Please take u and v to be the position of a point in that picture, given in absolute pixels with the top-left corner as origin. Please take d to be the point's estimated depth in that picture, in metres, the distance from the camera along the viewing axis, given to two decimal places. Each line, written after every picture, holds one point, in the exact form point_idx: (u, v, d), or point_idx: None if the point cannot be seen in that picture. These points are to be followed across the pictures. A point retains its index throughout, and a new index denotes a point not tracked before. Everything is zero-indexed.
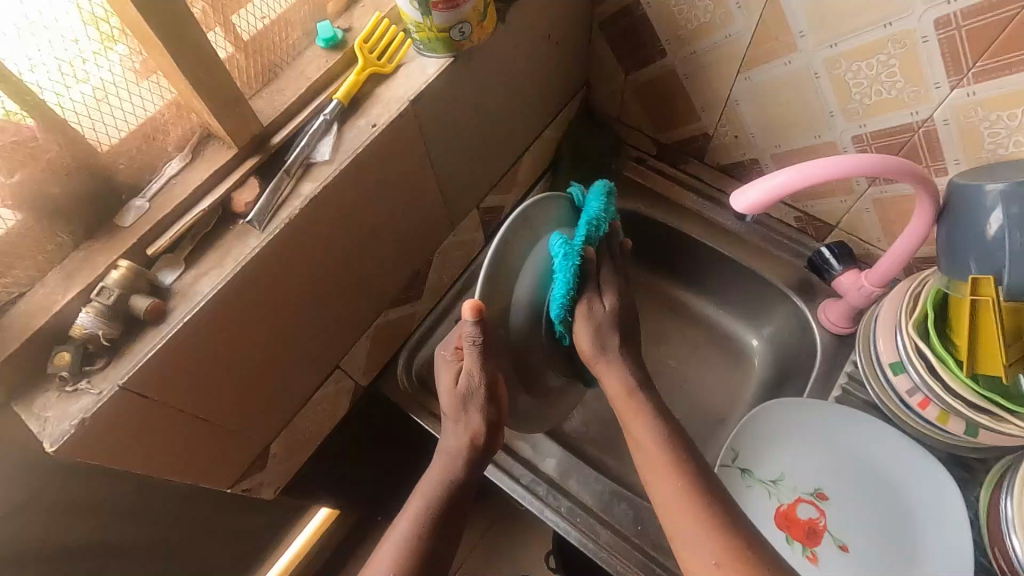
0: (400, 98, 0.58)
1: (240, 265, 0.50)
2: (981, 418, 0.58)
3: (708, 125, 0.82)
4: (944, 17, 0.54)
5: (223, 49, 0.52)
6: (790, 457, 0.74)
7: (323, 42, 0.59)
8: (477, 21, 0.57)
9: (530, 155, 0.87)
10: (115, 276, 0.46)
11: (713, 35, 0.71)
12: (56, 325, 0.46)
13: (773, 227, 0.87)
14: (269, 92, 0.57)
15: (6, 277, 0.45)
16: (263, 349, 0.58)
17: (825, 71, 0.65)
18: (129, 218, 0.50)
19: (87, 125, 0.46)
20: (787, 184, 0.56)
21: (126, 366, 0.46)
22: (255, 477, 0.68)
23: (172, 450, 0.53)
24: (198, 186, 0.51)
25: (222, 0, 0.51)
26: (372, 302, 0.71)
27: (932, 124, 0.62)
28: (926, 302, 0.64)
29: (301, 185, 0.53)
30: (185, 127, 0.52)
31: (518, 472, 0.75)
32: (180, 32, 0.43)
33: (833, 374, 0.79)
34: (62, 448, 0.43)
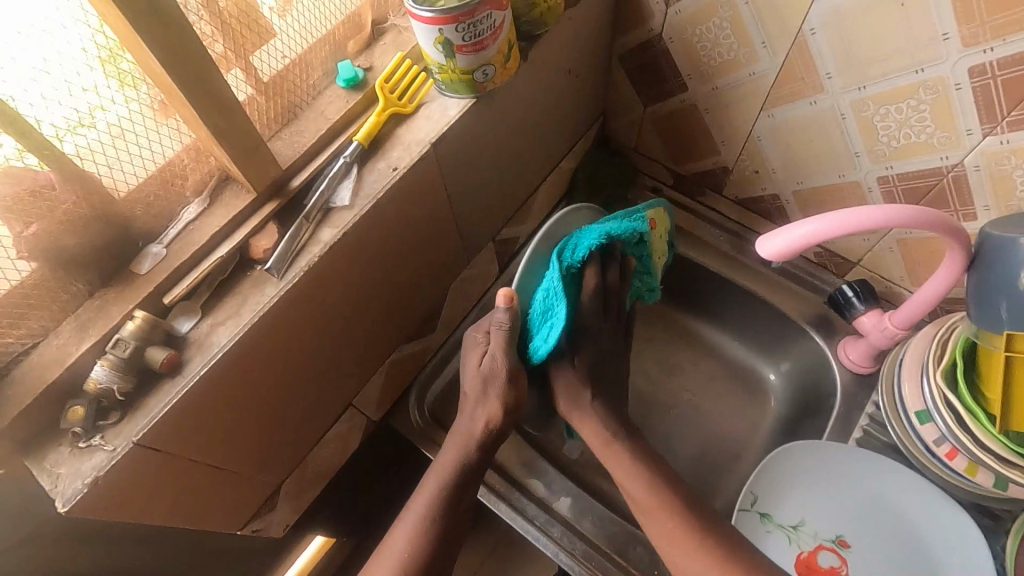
0: (420, 140, 0.57)
1: (257, 314, 0.49)
2: (1012, 473, 0.57)
3: (728, 159, 0.81)
4: (979, 66, 0.53)
5: (244, 92, 0.51)
6: (811, 502, 0.72)
7: (344, 83, 0.58)
8: (500, 63, 0.56)
9: (547, 186, 0.86)
10: (130, 328, 0.45)
11: (736, 72, 0.70)
12: (70, 378, 0.45)
13: (792, 261, 0.86)
14: (288, 133, 0.56)
15: (19, 328, 0.44)
16: (277, 393, 0.57)
17: (851, 113, 0.64)
18: (145, 265, 0.49)
19: (106, 173, 0.46)
20: (817, 232, 0.55)
21: (141, 421, 0.45)
22: (265, 517, 0.67)
23: (182, 499, 0.52)
24: (216, 232, 0.50)
25: (244, 44, 0.50)
26: (386, 338, 0.69)
27: (962, 170, 0.61)
28: (955, 350, 0.63)
29: (321, 231, 0.52)
30: (204, 171, 0.51)
31: (532, 513, 0.73)
32: (201, 83, 0.42)
33: (853, 415, 0.77)
34: (74, 508, 0.42)
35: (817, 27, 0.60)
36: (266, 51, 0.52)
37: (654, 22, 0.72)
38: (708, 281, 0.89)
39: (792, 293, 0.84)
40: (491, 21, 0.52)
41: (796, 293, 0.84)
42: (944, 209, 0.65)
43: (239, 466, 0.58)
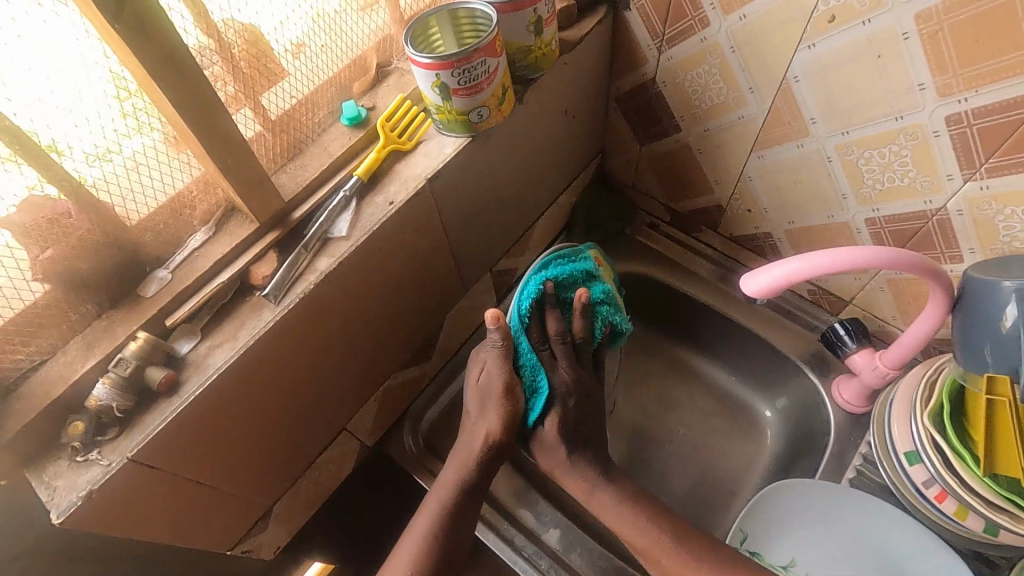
0: (417, 176, 0.60)
1: (252, 338, 0.51)
2: (1001, 518, 0.57)
3: (721, 198, 0.83)
4: (955, 115, 0.55)
5: (252, 129, 0.55)
6: (802, 544, 0.72)
7: (348, 121, 0.62)
8: (494, 105, 0.60)
9: (545, 219, 0.89)
10: (132, 348, 0.48)
11: (726, 115, 0.72)
12: (73, 394, 0.47)
13: (786, 298, 0.87)
14: (293, 167, 0.59)
15: (30, 346, 0.47)
16: (271, 415, 0.58)
17: (837, 157, 0.66)
18: (151, 288, 0.52)
19: (119, 203, 0.49)
20: (800, 272, 0.56)
21: (137, 438, 0.47)
22: (255, 538, 0.68)
23: (173, 516, 0.53)
24: (219, 259, 0.53)
25: (254, 85, 0.54)
26: (381, 364, 0.71)
27: (945, 214, 0.62)
28: (941, 392, 0.63)
29: (318, 260, 0.55)
30: (211, 202, 0.54)
31: (520, 543, 0.73)
32: (209, 122, 0.46)
33: (847, 455, 0.76)
34: (67, 520, 0.44)
35: (800, 75, 0.62)
36: (276, 91, 0.56)
37: (648, 67, 0.75)
38: (703, 316, 0.90)
39: (786, 330, 0.85)
40: (485, 67, 0.55)
41: (790, 330, 0.85)
42: (931, 252, 0.66)
43: (231, 486, 0.59)
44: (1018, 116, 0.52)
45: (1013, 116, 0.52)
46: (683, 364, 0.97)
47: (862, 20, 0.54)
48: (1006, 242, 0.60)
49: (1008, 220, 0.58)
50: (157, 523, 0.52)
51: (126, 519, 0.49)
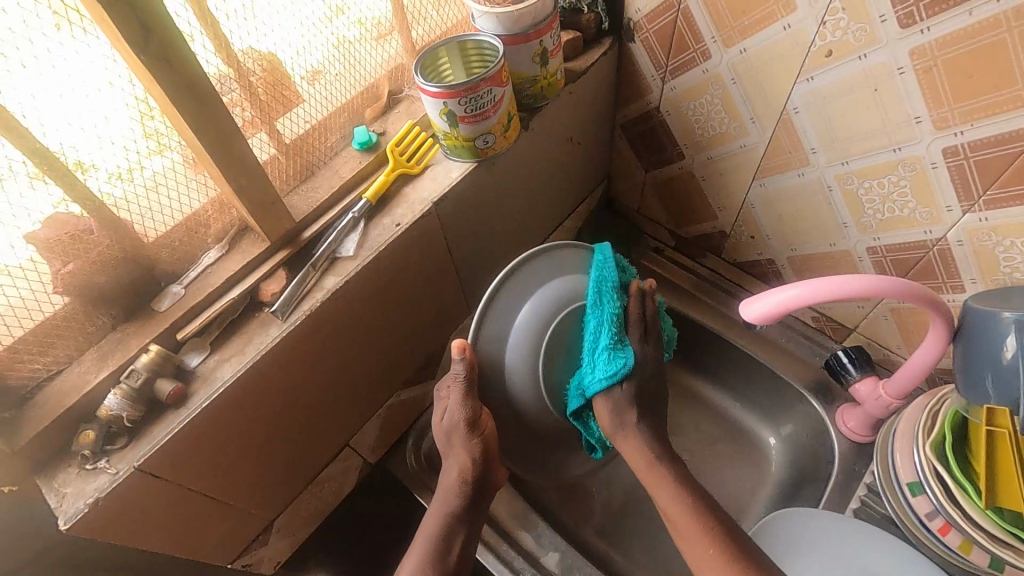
0: (423, 199, 0.62)
1: (259, 353, 0.53)
2: (1005, 553, 0.56)
3: (725, 224, 0.84)
4: (952, 148, 0.56)
5: (266, 152, 0.57)
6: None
7: (359, 145, 0.64)
8: (500, 131, 0.62)
9: (550, 242, 0.91)
10: (144, 360, 0.50)
11: (728, 144, 0.74)
12: (85, 404, 0.49)
13: (791, 325, 0.87)
14: (305, 188, 0.62)
15: (46, 356, 0.49)
16: (274, 429, 0.60)
17: (837, 186, 0.67)
18: (164, 302, 0.54)
19: (139, 220, 0.51)
20: (798, 298, 0.56)
21: (143, 448, 0.48)
22: (256, 552, 0.68)
23: (175, 526, 0.55)
24: (230, 275, 0.55)
25: (270, 111, 0.56)
26: (385, 382, 0.73)
27: (946, 244, 0.62)
28: (944, 422, 0.63)
29: (325, 278, 0.57)
30: (225, 221, 0.56)
31: (518, 566, 0.73)
32: (226, 145, 0.48)
33: (851, 485, 0.76)
34: (74, 527, 0.45)
35: (799, 106, 0.64)
36: (291, 116, 0.59)
37: (652, 96, 0.77)
38: (707, 341, 0.90)
39: (790, 357, 0.85)
40: (491, 95, 0.58)
41: (794, 357, 0.85)
42: (933, 281, 0.66)
43: (233, 499, 0.60)
44: (1013, 149, 0.52)
45: (1008, 150, 0.52)
46: (687, 388, 0.97)
47: (858, 55, 0.56)
48: (1007, 273, 0.60)
49: (1008, 252, 0.58)
50: (160, 533, 0.53)
51: (130, 528, 0.50)
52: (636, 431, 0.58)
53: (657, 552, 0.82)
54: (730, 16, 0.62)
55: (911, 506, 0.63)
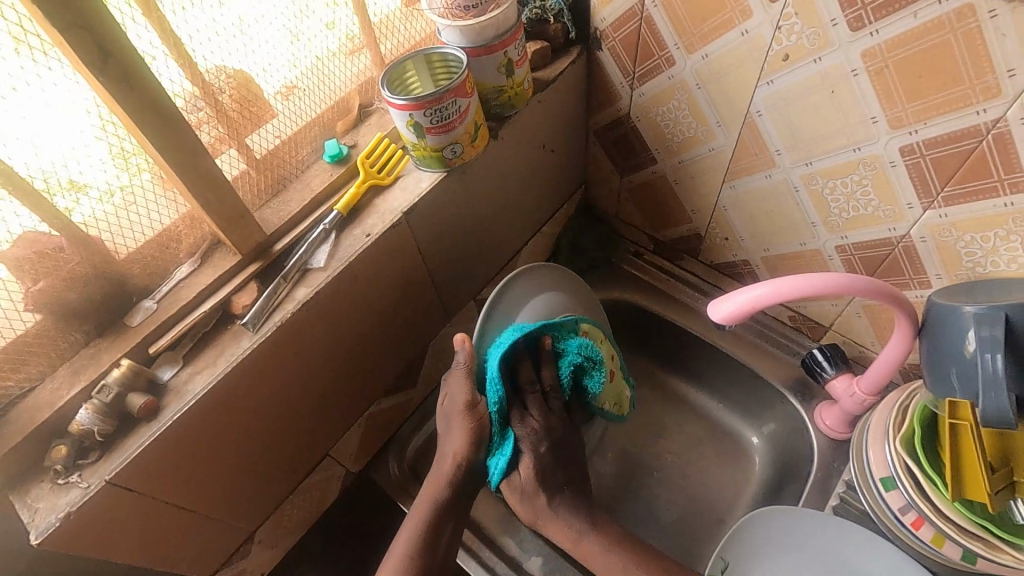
0: (394, 210, 0.63)
1: (230, 365, 0.53)
2: (976, 545, 0.56)
3: (699, 226, 0.85)
4: (909, 146, 0.57)
5: (236, 167, 0.58)
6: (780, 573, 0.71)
7: (330, 158, 0.65)
8: (467, 141, 0.63)
9: (529, 249, 0.92)
10: (116, 375, 0.50)
11: (697, 147, 0.75)
12: (58, 420, 0.50)
13: (768, 325, 0.87)
14: (277, 202, 0.63)
15: (19, 373, 0.50)
16: (250, 440, 0.60)
17: (803, 186, 0.68)
18: (137, 317, 0.54)
19: (109, 237, 0.52)
20: (763, 298, 0.57)
21: (115, 461, 0.49)
22: (237, 564, 0.69)
23: (152, 538, 0.55)
24: (202, 289, 0.56)
25: (239, 127, 0.57)
26: (364, 391, 0.73)
27: (910, 240, 0.63)
28: (913, 417, 0.63)
29: (296, 290, 0.57)
30: (197, 236, 0.57)
31: (501, 571, 0.73)
32: (191, 162, 0.49)
33: (830, 482, 0.76)
34: (45, 541, 0.46)
35: (762, 109, 0.65)
36: (261, 131, 0.60)
37: (622, 103, 0.78)
38: (687, 343, 0.91)
39: (768, 356, 0.86)
40: (456, 106, 0.59)
41: (772, 355, 0.85)
42: (900, 278, 0.67)
43: (210, 510, 0.61)
44: (966, 146, 0.53)
45: (962, 146, 0.53)
46: (670, 390, 0.97)
47: (813, 58, 0.57)
48: (969, 267, 0.61)
49: (969, 247, 0.59)
50: (136, 545, 0.54)
51: (103, 541, 0.51)
52: (553, 514, 0.61)
53: None
54: (690, 24, 0.63)
55: (885, 501, 0.63)
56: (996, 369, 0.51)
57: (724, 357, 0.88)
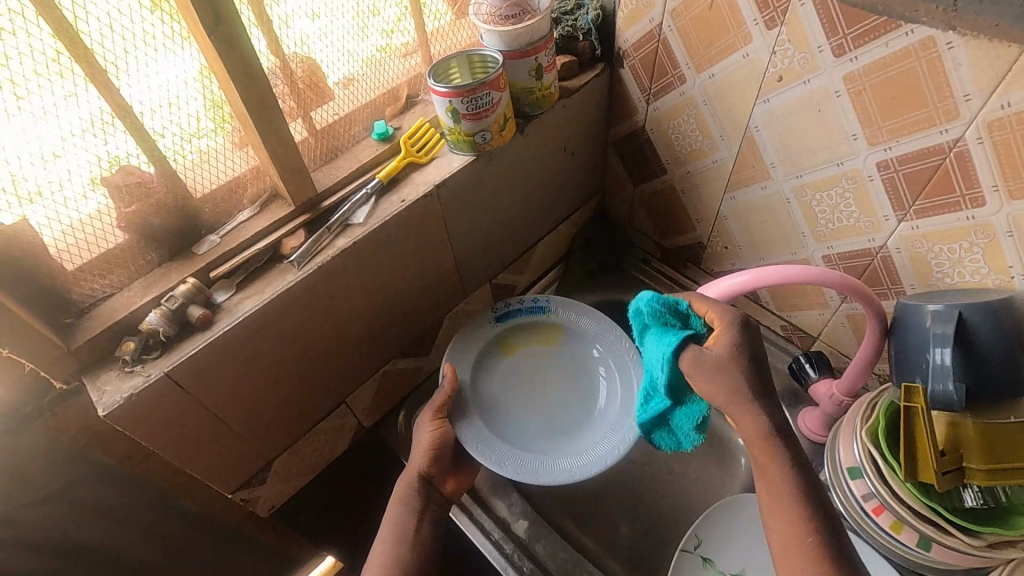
0: (427, 182, 0.72)
1: (276, 293, 0.62)
2: (927, 529, 0.61)
3: (703, 235, 0.92)
4: (884, 161, 0.64)
5: (300, 133, 0.69)
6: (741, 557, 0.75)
7: (377, 136, 0.76)
8: (497, 130, 0.72)
9: (544, 244, 1.00)
10: (181, 288, 0.60)
11: (704, 159, 0.83)
12: (130, 320, 0.59)
13: (762, 333, 0.93)
14: (328, 168, 0.73)
15: (106, 278, 0.60)
16: (281, 370, 0.69)
17: (794, 198, 0.75)
18: (203, 247, 0.65)
19: (192, 177, 0.63)
20: (742, 284, 0.64)
21: (173, 359, 0.58)
22: (253, 489, 0.77)
23: (191, 439, 0.64)
24: (259, 230, 0.66)
25: (306, 100, 0.68)
26: (384, 349, 0.82)
27: (887, 251, 0.70)
28: (879, 412, 0.67)
29: (337, 239, 0.67)
30: (260, 186, 0.68)
31: (489, 528, 0.78)
32: (267, 120, 0.60)
33: (808, 480, 0.80)
34: (109, 414, 0.55)
35: (759, 125, 0.73)
36: (324, 107, 0.70)
37: (639, 116, 0.87)
38: None
39: None
40: (490, 98, 0.68)
41: (763, 361, 0.91)
42: (879, 287, 0.73)
43: (240, 428, 0.69)
44: (931, 163, 0.60)
45: (927, 163, 0.60)
46: None
47: (803, 80, 0.65)
48: (939, 278, 0.67)
49: (938, 258, 0.65)
50: (177, 444, 0.62)
51: (153, 430, 0.59)
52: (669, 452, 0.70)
53: (623, 536, 0.85)
54: (700, 46, 0.72)
55: (851, 490, 0.68)
56: (945, 362, 0.58)
57: None
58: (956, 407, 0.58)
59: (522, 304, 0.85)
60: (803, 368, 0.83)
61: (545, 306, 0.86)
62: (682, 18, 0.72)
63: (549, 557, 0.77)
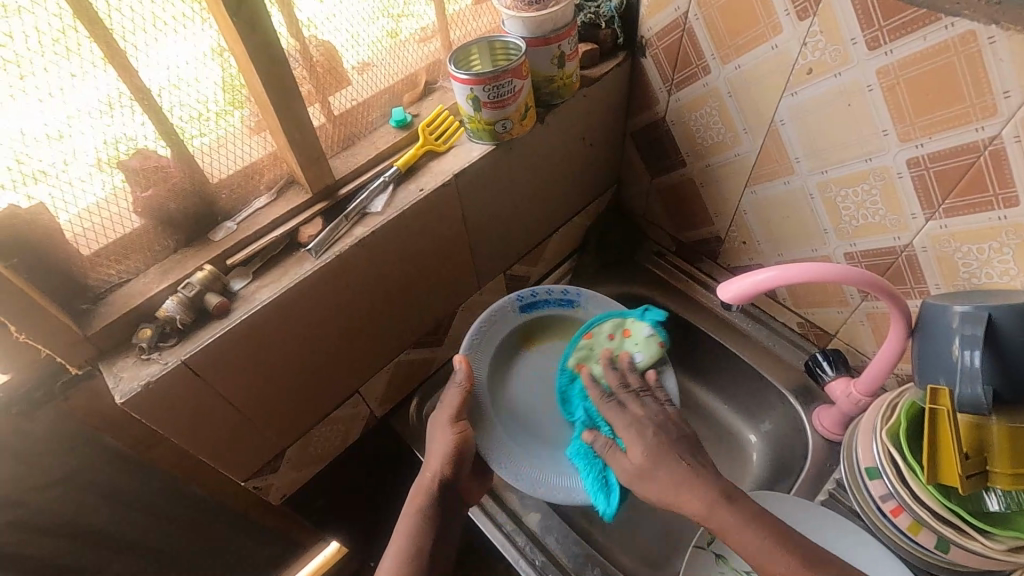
0: (445, 172, 0.71)
1: (293, 282, 0.62)
2: (947, 531, 0.60)
3: (720, 229, 0.91)
4: (915, 158, 0.62)
5: (317, 119, 0.68)
6: None
7: (395, 123, 0.74)
8: (517, 119, 0.71)
9: (559, 236, 0.99)
10: (198, 276, 0.59)
11: (725, 152, 0.81)
12: (147, 307, 0.59)
13: (777, 329, 0.92)
14: (345, 155, 0.72)
15: (122, 264, 0.59)
16: (297, 359, 0.68)
17: (818, 194, 0.74)
18: (219, 234, 0.64)
19: (209, 161, 0.62)
20: (768, 280, 0.62)
21: (190, 346, 0.57)
22: (266, 477, 0.77)
23: (205, 428, 0.63)
24: (276, 218, 0.65)
25: (325, 85, 0.67)
26: (397, 339, 0.81)
27: (913, 250, 0.68)
28: (901, 414, 0.66)
29: (355, 228, 0.66)
30: (277, 173, 0.67)
31: (501, 520, 0.78)
32: (287, 106, 0.59)
33: (821, 479, 0.80)
34: (127, 402, 0.54)
35: (785, 119, 0.71)
36: (341, 93, 0.69)
37: (660, 107, 0.86)
38: (698, 340, 0.96)
39: (774, 359, 0.90)
40: (512, 86, 0.67)
41: (779, 358, 0.90)
42: (903, 286, 0.72)
43: (256, 417, 0.69)
44: (965, 161, 0.59)
45: (961, 161, 0.59)
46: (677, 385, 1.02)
47: (834, 73, 0.64)
48: (966, 278, 0.66)
49: (966, 258, 0.64)
50: (191, 432, 0.62)
51: (169, 417, 0.59)
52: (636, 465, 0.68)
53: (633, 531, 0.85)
54: (727, 37, 0.71)
55: (868, 490, 0.67)
56: (974, 364, 0.57)
57: (732, 355, 0.93)
58: (984, 411, 0.56)
59: (550, 295, 0.84)
60: (820, 366, 0.82)
61: (574, 300, 0.84)
62: (710, 8, 0.70)
63: (561, 550, 0.77)
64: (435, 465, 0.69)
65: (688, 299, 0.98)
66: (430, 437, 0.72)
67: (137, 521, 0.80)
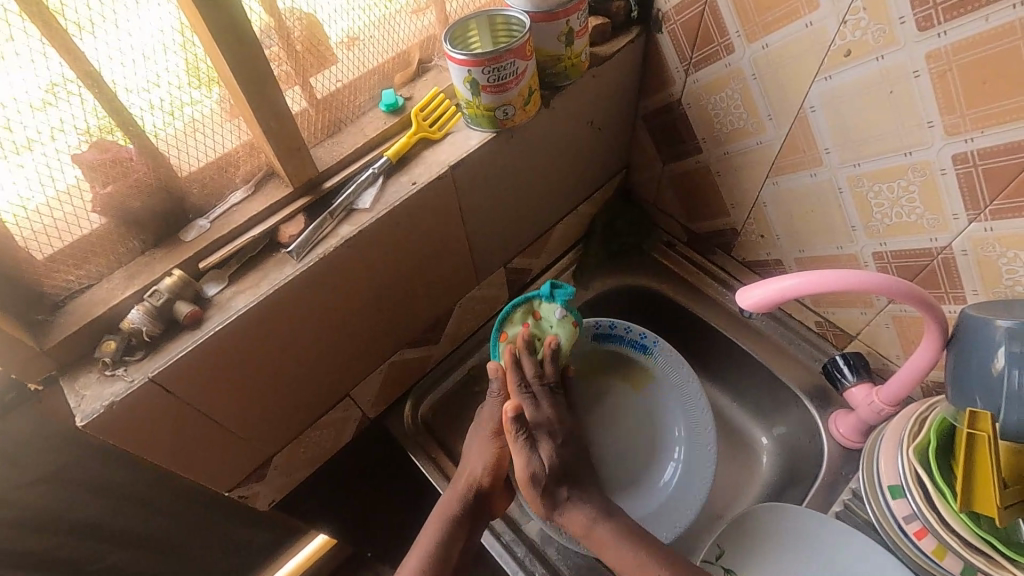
0: (441, 162, 0.65)
1: (273, 287, 0.56)
2: (978, 560, 0.56)
3: (737, 221, 0.85)
4: (962, 154, 0.56)
5: (298, 104, 0.61)
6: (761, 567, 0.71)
7: (385, 107, 0.68)
8: (520, 104, 0.64)
9: (564, 225, 0.93)
10: (167, 282, 0.54)
11: (746, 139, 0.74)
12: (110, 317, 0.53)
13: (793, 328, 0.87)
14: (330, 143, 0.66)
15: (80, 270, 0.54)
16: (282, 366, 0.63)
17: (847, 188, 0.67)
18: (190, 234, 0.58)
19: (177, 153, 0.55)
20: (795, 288, 0.56)
21: (158, 361, 0.52)
22: (252, 486, 0.73)
23: (182, 444, 0.59)
24: (253, 216, 0.59)
25: (305, 65, 0.60)
26: (390, 340, 0.76)
27: (950, 253, 0.63)
28: (930, 429, 0.62)
29: (341, 227, 0.60)
30: (254, 164, 0.61)
31: (500, 529, 0.74)
32: (260, 91, 0.52)
33: (837, 489, 0.76)
34: (90, 424, 0.49)
35: (816, 105, 0.65)
36: (325, 74, 0.62)
37: (675, 88, 0.79)
38: (709, 337, 0.91)
39: (789, 359, 0.85)
40: (514, 67, 0.60)
41: (795, 360, 0.85)
42: (936, 290, 0.67)
43: (238, 428, 0.64)
44: (1021, 159, 0.53)
45: (1016, 159, 0.53)
46: None
47: (875, 56, 0.57)
48: (1008, 285, 0.60)
49: (1011, 264, 0.58)
50: (166, 447, 0.57)
51: (139, 436, 0.54)
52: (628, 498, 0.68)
53: None
54: (753, 12, 0.63)
55: (889, 509, 0.62)
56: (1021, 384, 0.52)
57: (745, 355, 0.88)
58: None
59: (627, 334, 0.85)
60: (840, 370, 0.77)
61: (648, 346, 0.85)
62: None
63: (562, 561, 0.73)
64: (472, 472, 0.71)
65: (699, 294, 0.92)
66: (470, 447, 0.74)
67: (120, 525, 0.77)
